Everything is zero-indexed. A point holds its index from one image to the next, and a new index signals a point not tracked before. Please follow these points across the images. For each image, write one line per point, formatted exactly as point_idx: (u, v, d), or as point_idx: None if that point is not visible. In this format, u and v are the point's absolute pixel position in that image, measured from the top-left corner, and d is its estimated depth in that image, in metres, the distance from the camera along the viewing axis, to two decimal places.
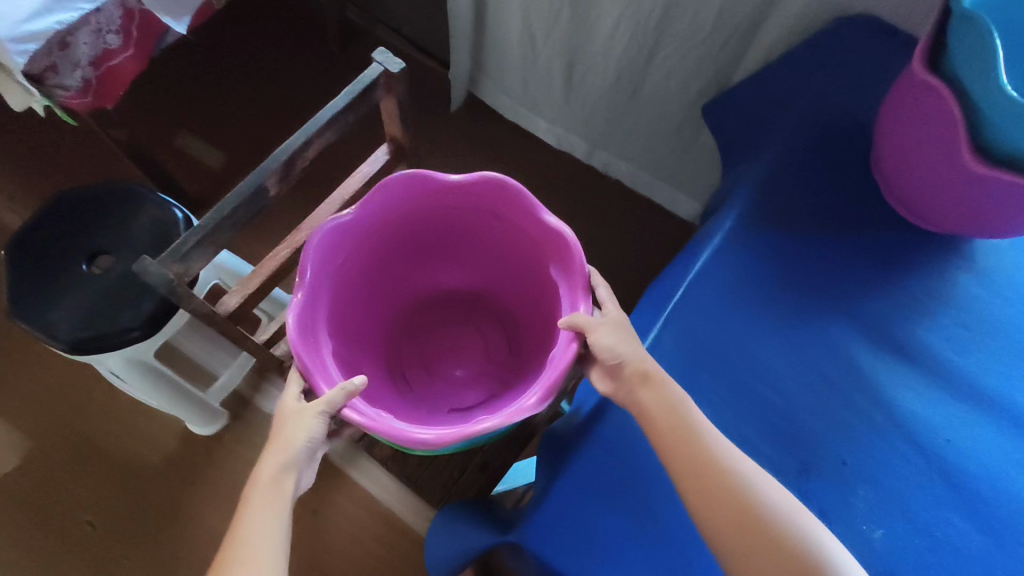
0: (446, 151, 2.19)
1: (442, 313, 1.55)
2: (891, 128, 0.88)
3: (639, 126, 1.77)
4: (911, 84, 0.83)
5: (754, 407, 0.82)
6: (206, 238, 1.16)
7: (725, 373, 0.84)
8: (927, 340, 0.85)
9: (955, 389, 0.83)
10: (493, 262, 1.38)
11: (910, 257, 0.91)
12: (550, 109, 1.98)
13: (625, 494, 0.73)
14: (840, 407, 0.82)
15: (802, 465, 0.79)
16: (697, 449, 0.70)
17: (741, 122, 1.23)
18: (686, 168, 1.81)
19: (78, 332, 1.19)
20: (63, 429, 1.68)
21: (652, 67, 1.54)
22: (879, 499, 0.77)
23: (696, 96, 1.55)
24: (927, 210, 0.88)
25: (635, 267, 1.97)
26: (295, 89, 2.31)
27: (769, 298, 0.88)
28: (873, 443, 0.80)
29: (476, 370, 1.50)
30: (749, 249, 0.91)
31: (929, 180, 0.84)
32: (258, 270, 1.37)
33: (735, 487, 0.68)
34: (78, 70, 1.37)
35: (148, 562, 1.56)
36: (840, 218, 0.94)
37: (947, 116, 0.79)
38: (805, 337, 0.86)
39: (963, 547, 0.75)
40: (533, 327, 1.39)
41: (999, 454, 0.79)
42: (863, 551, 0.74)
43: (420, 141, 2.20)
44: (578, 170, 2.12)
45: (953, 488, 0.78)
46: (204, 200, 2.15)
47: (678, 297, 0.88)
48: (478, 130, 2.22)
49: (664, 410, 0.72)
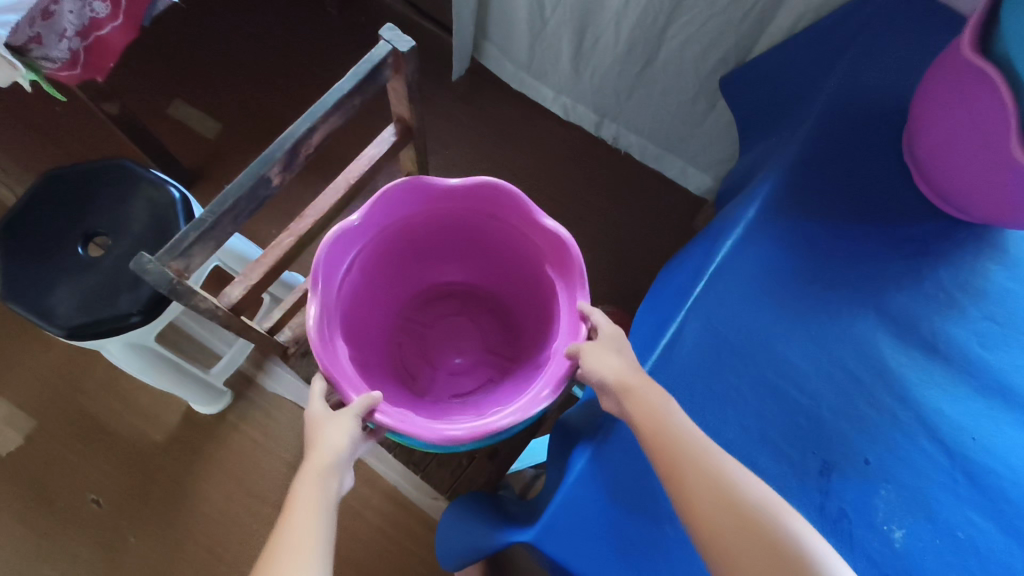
0: (454, 127, 2.30)
1: (432, 301, 1.67)
2: (935, 113, 0.92)
3: (652, 96, 1.93)
4: (961, 65, 0.86)
5: (788, 411, 0.91)
6: (208, 233, 1.16)
7: (751, 371, 0.93)
8: (959, 337, 0.93)
9: (981, 384, 0.91)
10: (490, 257, 1.50)
11: (939, 248, 0.98)
12: (558, 77, 2.13)
13: (641, 499, 0.88)
14: (864, 406, 0.91)
15: (824, 465, 0.88)
16: (731, 481, 0.78)
17: (768, 97, 1.43)
18: (699, 136, 1.98)
19: (75, 316, 1.32)
20: (67, 404, 1.85)
21: (666, 38, 1.69)
22: (901, 499, 0.86)
23: (714, 66, 1.69)
24: (963, 198, 0.94)
25: (639, 248, 2.17)
26: (297, 55, 2.32)
27: (795, 293, 0.96)
28: (898, 442, 0.88)
29: (476, 358, 1.63)
30: (777, 234, 0.99)
31: (966, 163, 0.90)
32: (260, 260, 1.42)
33: (717, 490, 0.77)
34: (65, 41, 1.29)
35: (158, 529, 1.76)
36: (876, 211, 1.00)
37: (999, 99, 0.82)
38: (832, 332, 0.94)
39: (984, 546, 0.83)
40: (523, 313, 1.56)
41: (1018, 448, 0.88)
42: (883, 549, 0.84)
43: (429, 114, 2.31)
44: (588, 142, 2.30)
45: (975, 487, 0.86)
46: (200, 171, 2.18)
47: (698, 290, 0.97)
48: (483, 105, 2.33)
49: (700, 453, 0.80)
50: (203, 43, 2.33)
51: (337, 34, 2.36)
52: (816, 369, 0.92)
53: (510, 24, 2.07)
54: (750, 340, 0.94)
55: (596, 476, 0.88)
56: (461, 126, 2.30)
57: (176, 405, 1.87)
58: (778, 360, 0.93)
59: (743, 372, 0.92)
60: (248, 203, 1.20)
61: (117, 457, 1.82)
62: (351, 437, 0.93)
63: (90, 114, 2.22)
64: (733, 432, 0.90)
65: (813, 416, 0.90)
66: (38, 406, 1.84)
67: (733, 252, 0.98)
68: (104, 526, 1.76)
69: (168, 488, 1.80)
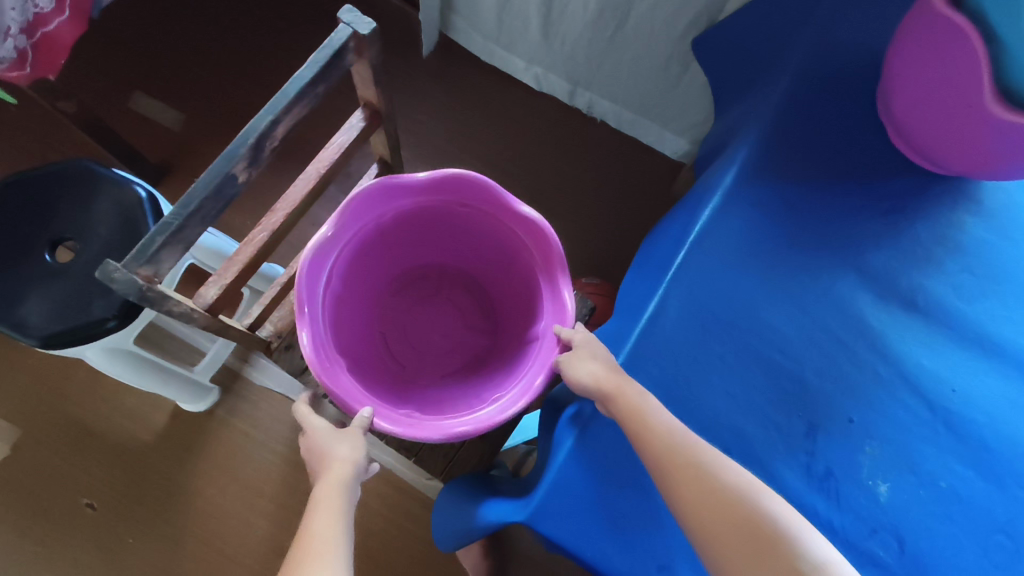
0: (427, 103, 2.24)
1: (408, 284, 1.64)
2: (907, 71, 0.88)
3: (626, 60, 1.87)
4: (932, 20, 0.81)
5: (774, 379, 0.91)
6: (176, 236, 1.10)
7: (740, 340, 0.92)
8: (938, 291, 0.93)
9: (960, 336, 0.92)
10: (462, 240, 1.49)
11: (918, 203, 0.96)
12: (528, 47, 2.06)
13: (630, 481, 0.88)
14: (848, 367, 0.91)
15: (810, 426, 0.89)
16: (709, 467, 0.78)
17: (737, 58, 1.40)
18: (676, 100, 1.93)
19: (49, 326, 1.28)
20: (50, 413, 1.81)
21: (638, 1, 1.62)
22: (885, 454, 0.88)
23: (687, 28, 1.64)
24: (938, 152, 0.91)
25: (619, 216, 2.16)
26: (257, 38, 2.23)
27: (778, 260, 0.94)
28: (882, 400, 0.89)
29: (459, 338, 1.63)
30: (754, 202, 0.95)
31: (942, 122, 0.87)
32: (236, 257, 1.36)
33: (710, 485, 0.77)
34: (9, 40, 1.22)
35: (157, 529, 1.76)
36: (853, 168, 0.98)
37: (974, 57, 0.78)
38: (816, 296, 0.93)
39: (965, 491, 0.86)
40: (504, 293, 1.55)
41: (996, 396, 0.89)
42: (870, 504, 0.86)
43: (400, 91, 2.24)
44: (562, 112, 2.25)
45: (954, 436, 0.88)
46: (166, 165, 2.11)
47: (678, 265, 0.94)
48: (454, 78, 2.27)
49: (684, 449, 0.79)
50: (158, 31, 2.22)
51: (295, 12, 2.26)
52: (802, 336, 0.92)
53: None
54: (732, 308, 0.92)
55: (579, 462, 0.87)
56: (433, 102, 2.24)
57: (163, 405, 1.84)
58: (761, 327, 0.92)
59: (725, 344, 0.92)
60: (214, 202, 1.14)
61: (109, 460, 1.79)
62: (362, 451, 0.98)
63: (48, 112, 2.13)
64: (718, 400, 0.90)
65: (798, 382, 0.90)
66: (19, 417, 1.80)
67: (715, 223, 0.95)
68: (102, 529, 1.75)
69: (164, 488, 1.78)
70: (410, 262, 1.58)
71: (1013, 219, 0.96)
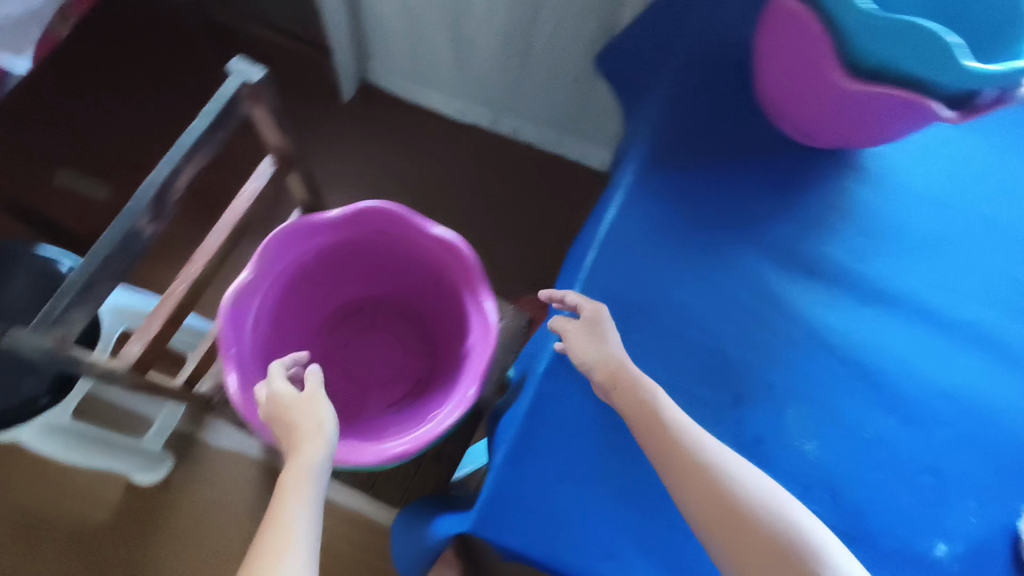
0: (342, 145, 2.03)
1: (341, 320, 1.50)
2: (766, 58, 0.84)
3: (535, 83, 1.76)
4: (776, 11, 0.79)
5: (695, 350, 0.79)
6: (82, 295, 0.94)
7: (646, 319, 0.81)
8: (837, 256, 0.85)
9: (866, 294, 0.83)
10: (385, 259, 1.36)
11: (804, 173, 0.90)
12: (443, 81, 1.93)
13: (579, 465, 0.72)
14: (762, 331, 0.81)
15: (737, 397, 0.78)
16: (730, 474, 0.67)
17: None
18: (594, 110, 1.79)
19: None
20: None
21: (539, 21, 1.51)
22: (809, 411, 0.77)
23: (589, 45, 1.54)
24: (812, 130, 0.86)
25: (556, 240, 1.95)
26: (155, 95, 2.03)
27: (677, 240, 0.85)
28: (802, 361, 0.79)
29: (395, 368, 1.49)
30: (652, 188, 0.88)
31: (804, 111, 0.84)
32: (156, 312, 1.21)
33: (737, 503, 0.65)
34: None
35: None
36: (736, 143, 0.91)
37: (817, 40, 0.75)
38: (717, 272, 0.84)
39: (905, 447, 0.76)
40: (439, 318, 1.42)
41: (914, 349, 0.81)
42: (798, 466, 0.75)
43: (312, 137, 2.02)
44: (487, 139, 2.05)
45: (875, 387, 0.79)
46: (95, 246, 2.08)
47: (589, 261, 0.84)
48: (372, 114, 2.06)
49: (708, 464, 0.67)
50: (99, 70, 2.00)
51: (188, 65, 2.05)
52: (716, 297, 0.82)
53: (378, 34, 1.85)
54: (642, 282, 0.82)
55: (521, 463, 0.72)
56: (350, 132, 2.04)
57: None
58: (672, 295, 0.82)
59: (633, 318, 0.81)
60: (123, 257, 0.98)
61: None
62: (332, 421, 0.79)
63: None
64: None
65: (720, 351, 0.79)
66: None
67: (626, 201, 0.87)
68: None
69: None
70: (336, 294, 1.46)
71: (899, 179, 0.90)
